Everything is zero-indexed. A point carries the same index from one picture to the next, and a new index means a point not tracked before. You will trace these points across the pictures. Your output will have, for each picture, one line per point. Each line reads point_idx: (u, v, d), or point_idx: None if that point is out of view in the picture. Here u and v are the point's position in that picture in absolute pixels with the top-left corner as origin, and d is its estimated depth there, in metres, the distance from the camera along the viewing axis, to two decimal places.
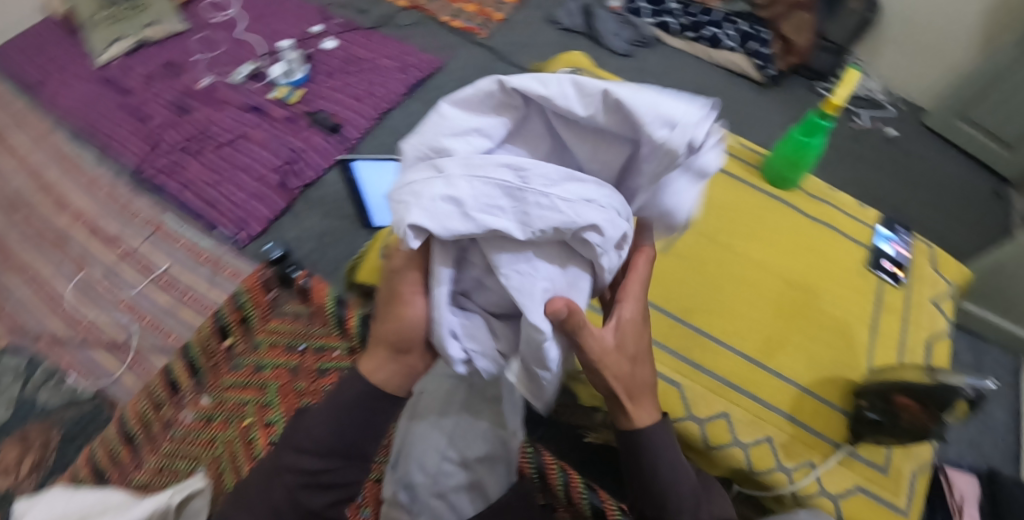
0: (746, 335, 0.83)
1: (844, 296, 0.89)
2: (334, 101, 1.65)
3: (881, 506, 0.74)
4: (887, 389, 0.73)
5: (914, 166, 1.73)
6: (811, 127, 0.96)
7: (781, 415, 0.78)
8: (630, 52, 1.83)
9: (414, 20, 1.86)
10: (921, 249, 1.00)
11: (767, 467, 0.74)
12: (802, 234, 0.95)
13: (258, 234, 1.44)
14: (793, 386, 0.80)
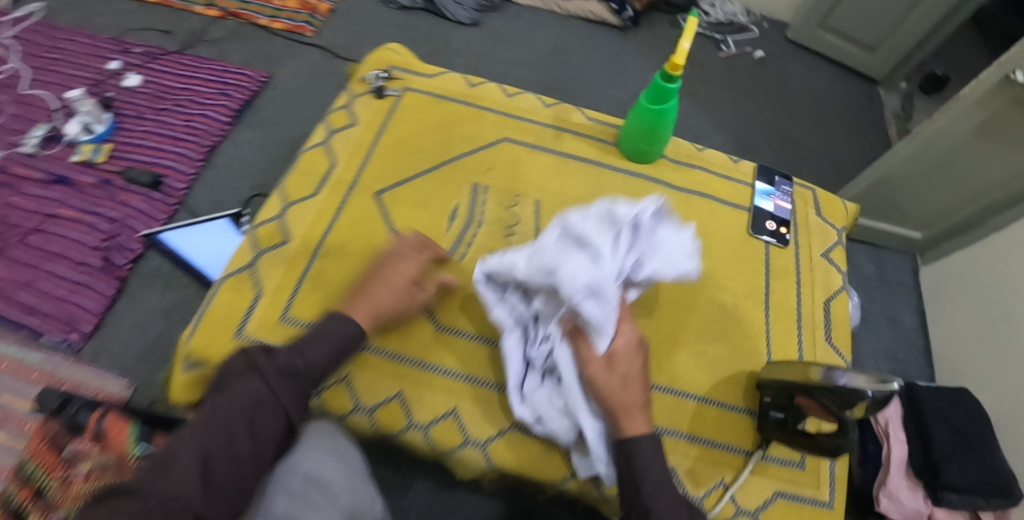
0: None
1: (730, 273, 0.81)
2: (150, 147, 1.35)
3: (799, 506, 0.69)
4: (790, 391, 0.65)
5: (783, 85, 1.71)
6: (659, 93, 0.81)
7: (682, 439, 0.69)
8: (477, 20, 1.68)
9: (230, 30, 1.58)
10: (804, 192, 0.94)
11: None
12: (672, 211, 0.87)
13: (91, 333, 1.15)
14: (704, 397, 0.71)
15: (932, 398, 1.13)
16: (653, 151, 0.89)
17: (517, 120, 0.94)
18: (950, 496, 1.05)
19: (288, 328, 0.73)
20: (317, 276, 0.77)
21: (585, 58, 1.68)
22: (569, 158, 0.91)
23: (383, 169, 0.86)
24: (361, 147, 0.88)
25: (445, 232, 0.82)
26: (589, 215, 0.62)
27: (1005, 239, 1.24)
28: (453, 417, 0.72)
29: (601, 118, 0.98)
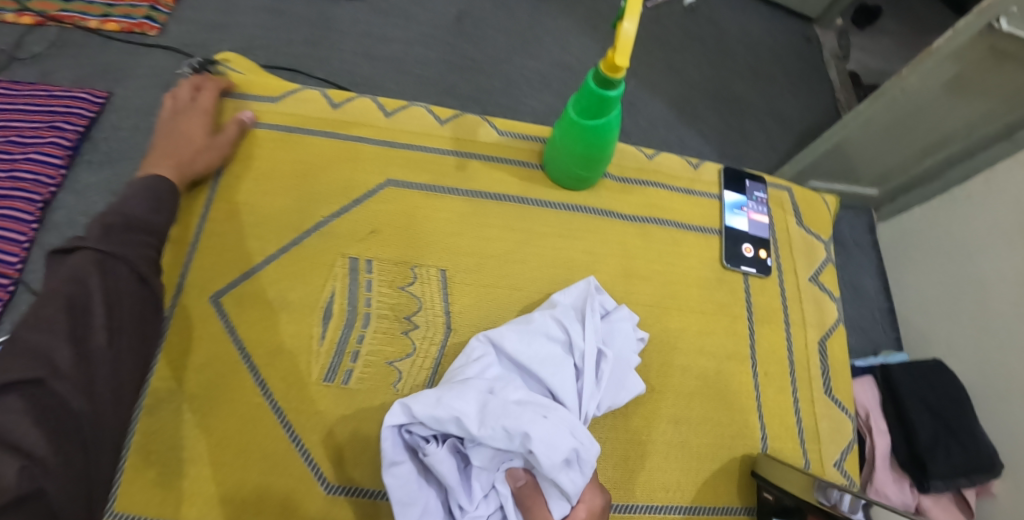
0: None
1: (704, 327, 0.69)
2: None
3: None
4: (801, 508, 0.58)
5: (717, 33, 1.54)
6: (596, 105, 0.61)
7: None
8: None
9: (52, 41, 1.24)
10: (780, 194, 0.79)
11: None
12: (628, 251, 0.73)
13: None
14: (700, 506, 0.63)
15: (910, 382, 1.08)
16: (592, 175, 0.72)
17: (403, 148, 0.78)
18: (936, 483, 1.00)
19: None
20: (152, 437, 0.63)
21: (497, 26, 1.44)
22: (485, 196, 0.75)
23: (220, 258, 0.71)
24: (187, 228, 0.72)
25: (320, 343, 0.68)
26: (540, 359, 0.59)
27: (968, 196, 1.19)
28: None
29: (516, 129, 0.80)
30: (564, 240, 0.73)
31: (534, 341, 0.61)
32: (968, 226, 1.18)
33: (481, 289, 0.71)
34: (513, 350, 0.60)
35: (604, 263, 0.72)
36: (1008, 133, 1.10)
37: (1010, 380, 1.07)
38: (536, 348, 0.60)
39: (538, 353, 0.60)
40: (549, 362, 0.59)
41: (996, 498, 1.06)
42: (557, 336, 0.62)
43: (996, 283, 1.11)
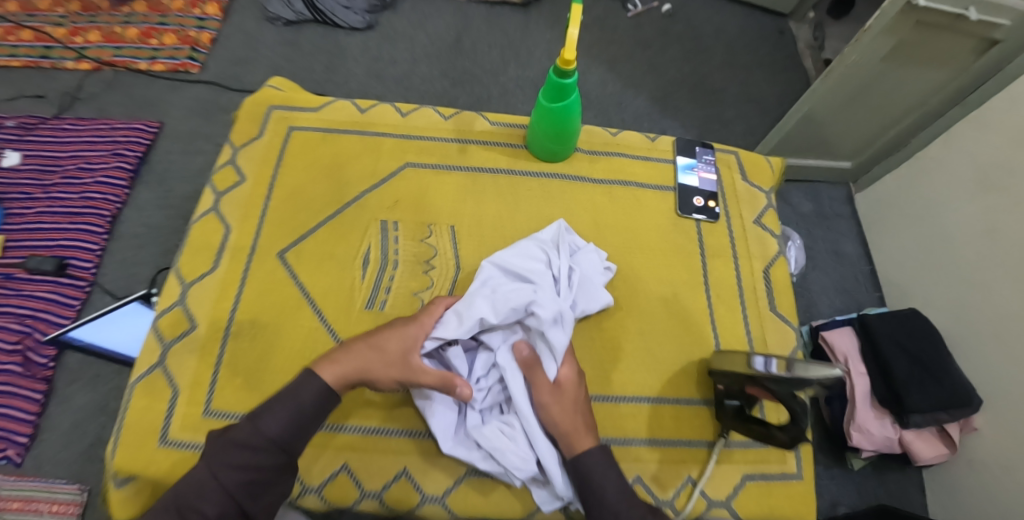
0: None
1: (663, 265, 0.81)
2: (49, 229, 1.24)
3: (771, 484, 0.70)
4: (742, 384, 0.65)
5: (694, 34, 1.69)
6: (556, 89, 0.76)
7: (644, 446, 0.71)
8: (372, 22, 1.60)
9: (109, 82, 1.45)
10: (726, 156, 0.92)
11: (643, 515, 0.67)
12: (595, 208, 0.85)
13: (28, 444, 1.08)
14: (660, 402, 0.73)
15: (884, 326, 1.17)
16: (564, 149, 0.85)
17: (417, 140, 0.90)
18: (916, 418, 1.09)
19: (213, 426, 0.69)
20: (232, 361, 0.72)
21: (491, 43, 1.62)
22: (482, 172, 0.87)
23: (279, 228, 0.81)
24: (252, 207, 0.82)
25: (361, 280, 0.78)
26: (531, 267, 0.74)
27: (929, 158, 1.29)
28: (403, 478, 0.73)
29: (506, 120, 0.92)
30: (547, 202, 0.85)
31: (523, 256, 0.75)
32: (934, 186, 1.27)
33: (482, 241, 0.82)
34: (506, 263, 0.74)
35: (576, 218, 0.84)
36: (960, 99, 1.22)
37: (982, 322, 1.15)
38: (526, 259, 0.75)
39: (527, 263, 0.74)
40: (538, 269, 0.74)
41: (977, 431, 1.15)
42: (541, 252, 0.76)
43: (963, 235, 1.20)
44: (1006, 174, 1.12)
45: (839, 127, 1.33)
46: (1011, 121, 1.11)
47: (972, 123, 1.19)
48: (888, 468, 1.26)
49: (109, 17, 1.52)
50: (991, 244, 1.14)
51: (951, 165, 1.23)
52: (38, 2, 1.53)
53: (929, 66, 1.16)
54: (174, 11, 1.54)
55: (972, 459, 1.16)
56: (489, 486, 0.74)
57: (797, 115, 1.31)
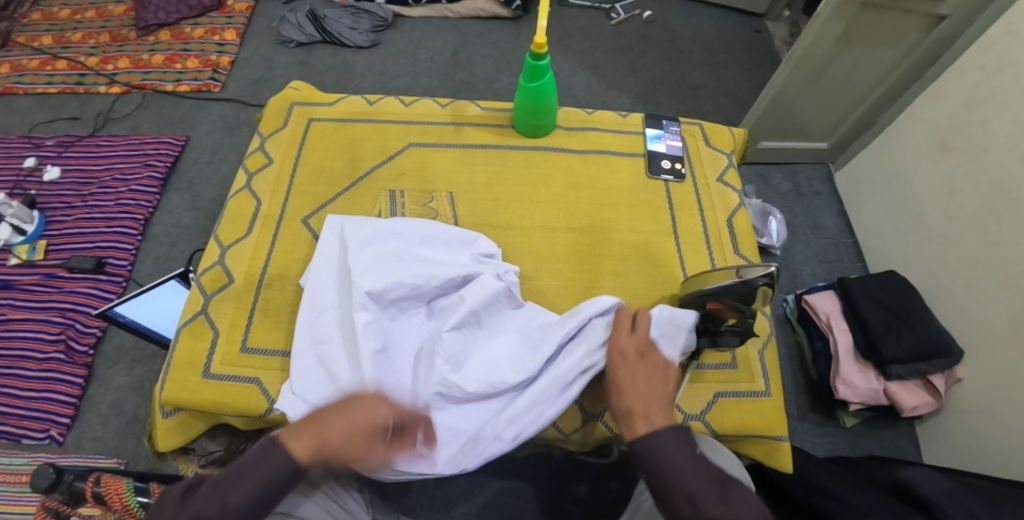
0: (554, 290, 0.84)
1: (633, 215, 0.91)
2: (87, 233, 1.37)
3: (740, 403, 0.78)
4: (702, 303, 0.76)
5: (674, 38, 1.81)
6: (532, 72, 0.87)
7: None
8: (376, 40, 1.73)
9: (138, 103, 1.60)
10: (691, 127, 1.03)
11: None
12: (574, 172, 0.95)
13: (70, 423, 1.18)
14: None
15: (862, 286, 1.24)
16: (544, 123, 0.95)
17: (418, 125, 0.99)
18: (896, 368, 1.16)
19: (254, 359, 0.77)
20: (265, 307, 0.82)
21: (485, 55, 1.73)
22: (474, 147, 0.96)
23: (304, 198, 0.91)
24: (279, 187, 0.92)
25: None
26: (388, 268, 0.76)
27: (894, 131, 1.38)
28: None
29: (495, 106, 1.02)
30: (531, 168, 0.95)
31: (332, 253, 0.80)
32: (901, 155, 1.36)
33: (476, 201, 0.91)
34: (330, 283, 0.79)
35: (559, 181, 0.94)
36: (919, 74, 1.31)
37: (953, 276, 1.21)
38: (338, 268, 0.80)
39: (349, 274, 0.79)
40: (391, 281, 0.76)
41: (961, 382, 1.17)
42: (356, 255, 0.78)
43: (928, 197, 1.28)
44: (961, 135, 1.21)
45: (812, 106, 1.42)
46: (963, 88, 1.21)
47: (930, 95, 1.29)
48: (881, 426, 1.29)
49: (137, 46, 1.68)
50: (955, 203, 1.22)
51: (914, 133, 1.33)
52: (72, 37, 1.70)
53: (882, 45, 1.26)
54: (195, 38, 1.70)
55: (958, 409, 1.18)
56: None
57: (769, 96, 1.40)
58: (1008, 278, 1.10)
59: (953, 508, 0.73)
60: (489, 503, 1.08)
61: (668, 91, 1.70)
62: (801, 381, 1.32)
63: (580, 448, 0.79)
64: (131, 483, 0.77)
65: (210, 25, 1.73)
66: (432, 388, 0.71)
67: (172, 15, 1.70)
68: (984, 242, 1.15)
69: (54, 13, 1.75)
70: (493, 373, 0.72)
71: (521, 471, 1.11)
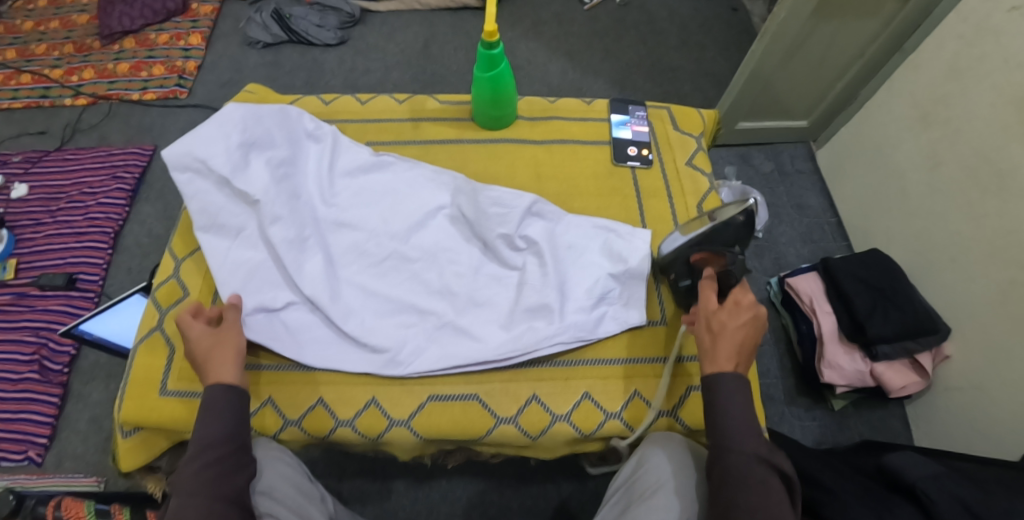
0: None
1: (601, 205, 0.88)
2: (57, 249, 1.34)
3: None
4: (687, 255, 0.75)
5: (649, 20, 1.78)
6: (487, 61, 0.84)
7: (610, 366, 0.75)
8: (344, 37, 1.70)
9: (105, 114, 1.57)
10: (660, 110, 1.00)
11: (599, 422, 0.72)
12: (538, 164, 0.92)
13: (48, 444, 1.17)
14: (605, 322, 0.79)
15: (845, 266, 1.22)
16: (505, 114, 0.92)
17: (376, 122, 0.96)
18: (883, 348, 1.14)
19: None
20: None
21: (456, 47, 1.70)
22: (433, 143, 0.94)
23: None
24: None
25: None
26: (304, 186, 0.82)
27: (876, 106, 1.35)
28: (374, 406, 0.72)
29: (455, 99, 0.99)
30: (494, 161, 0.92)
31: (194, 188, 0.80)
32: (881, 129, 1.34)
33: None
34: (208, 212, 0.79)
35: (522, 174, 0.91)
36: (899, 46, 1.28)
37: (939, 251, 1.19)
38: (208, 195, 0.80)
39: (223, 198, 0.80)
40: (278, 179, 0.81)
41: (950, 359, 1.15)
42: (217, 179, 0.80)
43: (911, 172, 1.26)
44: (942, 107, 1.18)
45: (786, 83, 1.39)
46: (941, 58, 1.18)
47: (909, 66, 1.26)
48: (871, 406, 1.27)
49: (101, 55, 1.65)
50: (938, 176, 1.19)
51: (893, 105, 1.30)
52: (36, 49, 1.66)
53: (859, 18, 1.23)
54: (160, 44, 1.66)
55: (948, 386, 1.16)
56: (457, 408, 0.72)
57: (744, 75, 1.37)
58: (992, 251, 1.08)
59: (936, 494, 0.72)
60: (472, 503, 1.07)
61: (646, 75, 1.66)
62: (787, 365, 1.30)
63: (548, 453, 0.76)
64: (92, 506, 0.76)
65: (175, 29, 1.69)
66: (384, 302, 0.77)
67: (136, 22, 1.67)
68: (968, 216, 1.13)
69: (17, 26, 1.71)
70: (441, 288, 0.78)
71: (502, 470, 1.09)
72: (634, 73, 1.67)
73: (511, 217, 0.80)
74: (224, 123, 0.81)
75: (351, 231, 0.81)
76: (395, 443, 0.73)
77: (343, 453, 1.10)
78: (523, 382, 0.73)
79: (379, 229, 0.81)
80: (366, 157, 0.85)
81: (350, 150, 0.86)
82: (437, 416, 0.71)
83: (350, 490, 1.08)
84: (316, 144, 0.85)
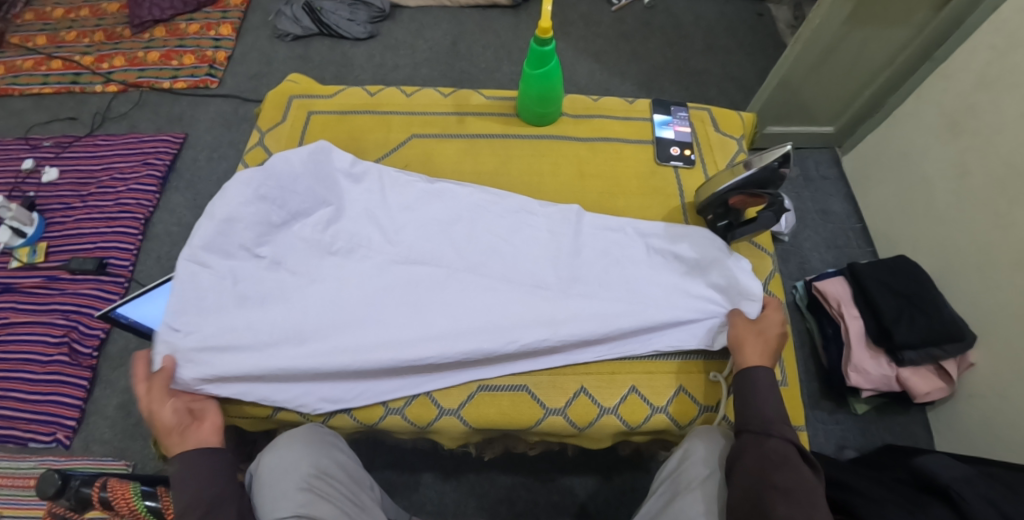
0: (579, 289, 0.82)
1: (643, 203, 0.89)
2: (87, 234, 1.35)
3: None
4: (724, 200, 0.80)
5: (675, 23, 1.78)
6: (537, 57, 0.85)
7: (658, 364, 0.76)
8: (374, 32, 1.71)
9: (134, 102, 1.58)
10: (700, 111, 1.01)
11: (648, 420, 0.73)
12: (581, 162, 0.93)
13: (77, 426, 1.17)
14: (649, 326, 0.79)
15: (871, 271, 1.23)
16: (550, 111, 0.93)
17: (421, 115, 0.97)
18: (909, 354, 1.14)
19: None
20: None
21: (484, 45, 1.71)
22: (478, 138, 0.95)
23: None
24: None
25: None
26: (362, 223, 0.82)
27: (904, 114, 1.36)
28: (423, 395, 0.73)
29: (499, 95, 1.00)
30: (537, 157, 0.93)
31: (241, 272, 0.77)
32: (909, 139, 1.35)
33: None
34: (215, 284, 0.75)
35: (564, 170, 0.92)
36: (929, 54, 1.29)
37: (965, 258, 1.20)
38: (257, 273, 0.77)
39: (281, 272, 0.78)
40: (317, 229, 0.81)
41: (974, 366, 1.15)
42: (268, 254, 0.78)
43: (938, 181, 1.27)
44: (972, 117, 1.19)
45: (818, 90, 1.41)
46: (972, 69, 1.19)
47: (939, 76, 1.27)
48: (893, 412, 1.28)
49: (131, 43, 1.66)
50: (966, 186, 1.20)
51: (925, 113, 1.31)
52: (66, 36, 1.67)
53: (891, 26, 1.24)
54: (190, 34, 1.67)
55: (971, 394, 1.16)
56: (506, 399, 0.73)
57: (776, 79, 1.38)
58: (1020, 261, 1.09)
59: (972, 497, 0.73)
60: (500, 497, 1.08)
61: (672, 78, 1.68)
62: (812, 368, 1.31)
63: (593, 445, 0.77)
64: (138, 487, 0.75)
65: (205, 20, 1.70)
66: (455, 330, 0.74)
67: (167, 11, 1.68)
68: (996, 226, 1.14)
69: (47, 13, 1.72)
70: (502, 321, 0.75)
71: (530, 465, 1.10)
72: (660, 76, 1.68)
73: (568, 239, 0.82)
74: (247, 183, 0.78)
75: (378, 285, 0.78)
76: (442, 432, 0.73)
77: (373, 444, 1.11)
78: (570, 375, 0.74)
79: (410, 283, 0.78)
80: (411, 189, 0.85)
81: (397, 182, 0.86)
82: (484, 407, 0.72)
83: (379, 481, 1.09)
84: (353, 183, 0.85)
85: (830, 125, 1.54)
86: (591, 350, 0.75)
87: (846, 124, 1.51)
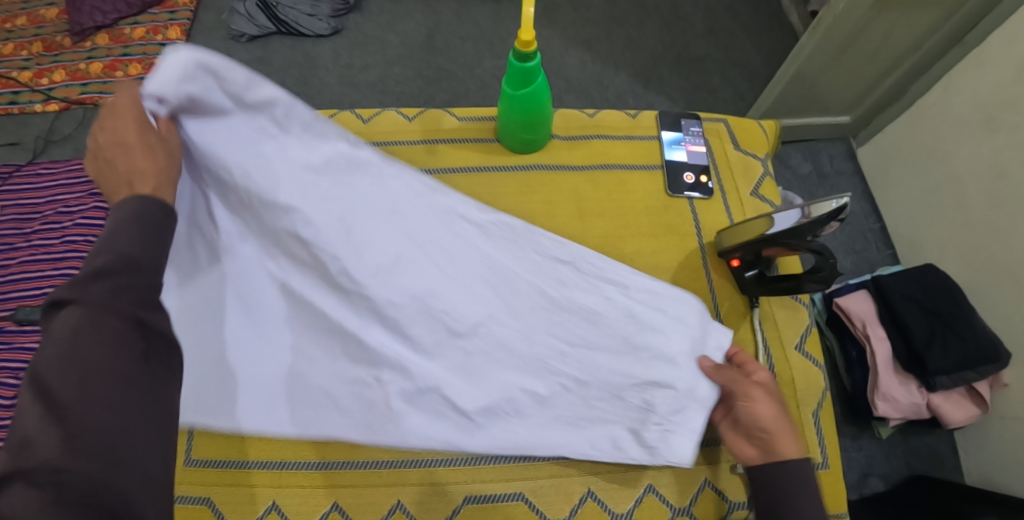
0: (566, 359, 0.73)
1: (656, 247, 0.78)
2: (31, 278, 1.22)
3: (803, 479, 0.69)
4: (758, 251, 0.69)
5: (673, 2, 1.62)
6: (519, 76, 0.71)
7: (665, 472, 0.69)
8: (339, 28, 1.54)
9: (79, 120, 1.43)
10: (715, 123, 0.87)
11: None
12: (579, 197, 0.80)
13: None
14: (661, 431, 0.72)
15: (899, 285, 1.11)
16: (539, 137, 0.80)
17: (385, 146, 0.84)
18: (941, 380, 1.03)
19: (225, 474, 0.67)
20: None
21: (463, 36, 1.55)
22: (453, 172, 0.82)
23: None
24: None
25: None
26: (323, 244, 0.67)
27: (930, 104, 1.23)
28: (399, 512, 0.65)
29: (475, 115, 0.86)
30: (526, 194, 0.80)
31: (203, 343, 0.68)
32: (937, 132, 1.22)
33: None
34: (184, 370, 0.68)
35: (561, 209, 0.80)
36: (959, 38, 1.15)
37: (1000, 268, 1.08)
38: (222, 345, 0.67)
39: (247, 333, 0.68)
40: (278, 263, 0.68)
41: (1008, 388, 1.05)
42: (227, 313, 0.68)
43: (971, 181, 1.14)
44: (1010, 110, 1.05)
45: (834, 79, 1.27)
46: (1011, 56, 1.05)
47: (972, 63, 1.13)
48: (918, 433, 1.19)
49: (72, 54, 1.49)
50: (1003, 188, 1.08)
51: (954, 104, 1.17)
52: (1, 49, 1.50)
53: (920, 8, 1.09)
54: (136, 40, 1.50)
55: (1004, 416, 1.07)
56: (498, 510, 0.66)
57: (790, 70, 1.24)
58: None
59: None
60: None
61: (672, 66, 1.52)
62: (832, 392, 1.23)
63: None
64: None
65: (152, 23, 1.53)
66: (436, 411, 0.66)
67: (109, 15, 1.50)
68: None
69: None
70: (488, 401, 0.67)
71: None
72: (659, 65, 1.53)
73: (557, 294, 0.71)
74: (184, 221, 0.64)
75: (321, 352, 0.68)
76: None
77: None
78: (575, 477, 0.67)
79: (355, 339, 0.66)
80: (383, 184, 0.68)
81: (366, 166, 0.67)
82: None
83: None
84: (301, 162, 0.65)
85: (843, 114, 1.40)
86: (573, 435, 0.68)
87: (863, 112, 1.38)
